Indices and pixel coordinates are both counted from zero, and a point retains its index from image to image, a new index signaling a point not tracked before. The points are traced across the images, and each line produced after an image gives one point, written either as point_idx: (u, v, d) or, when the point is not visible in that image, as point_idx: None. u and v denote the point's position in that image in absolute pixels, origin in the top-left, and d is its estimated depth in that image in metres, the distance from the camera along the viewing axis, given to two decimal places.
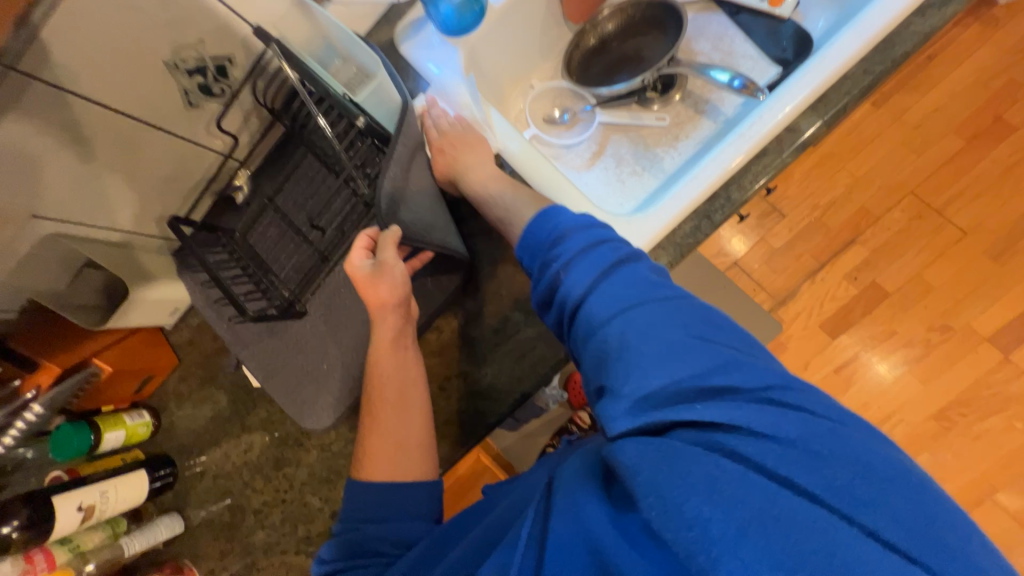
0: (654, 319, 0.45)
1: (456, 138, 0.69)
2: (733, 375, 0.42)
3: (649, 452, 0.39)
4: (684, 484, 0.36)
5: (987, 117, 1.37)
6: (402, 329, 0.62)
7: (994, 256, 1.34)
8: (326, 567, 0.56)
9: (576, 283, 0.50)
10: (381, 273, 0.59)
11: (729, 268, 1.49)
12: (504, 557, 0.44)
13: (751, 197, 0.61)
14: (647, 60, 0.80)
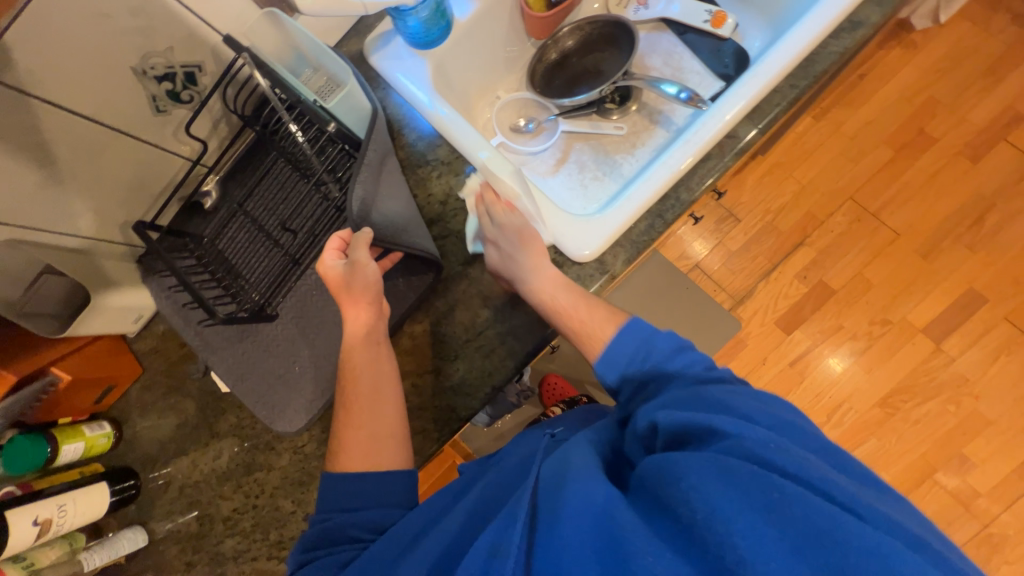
0: (725, 392, 0.51)
1: (512, 232, 0.66)
2: (785, 429, 0.47)
3: (701, 465, 0.42)
4: (737, 497, 0.39)
5: (912, 129, 1.52)
6: (375, 326, 0.64)
7: (924, 255, 1.47)
8: (302, 557, 0.57)
9: (647, 370, 0.58)
10: (353, 273, 0.61)
11: (690, 270, 1.57)
12: (495, 535, 0.47)
13: (699, 198, 0.66)
14: (605, 73, 0.86)
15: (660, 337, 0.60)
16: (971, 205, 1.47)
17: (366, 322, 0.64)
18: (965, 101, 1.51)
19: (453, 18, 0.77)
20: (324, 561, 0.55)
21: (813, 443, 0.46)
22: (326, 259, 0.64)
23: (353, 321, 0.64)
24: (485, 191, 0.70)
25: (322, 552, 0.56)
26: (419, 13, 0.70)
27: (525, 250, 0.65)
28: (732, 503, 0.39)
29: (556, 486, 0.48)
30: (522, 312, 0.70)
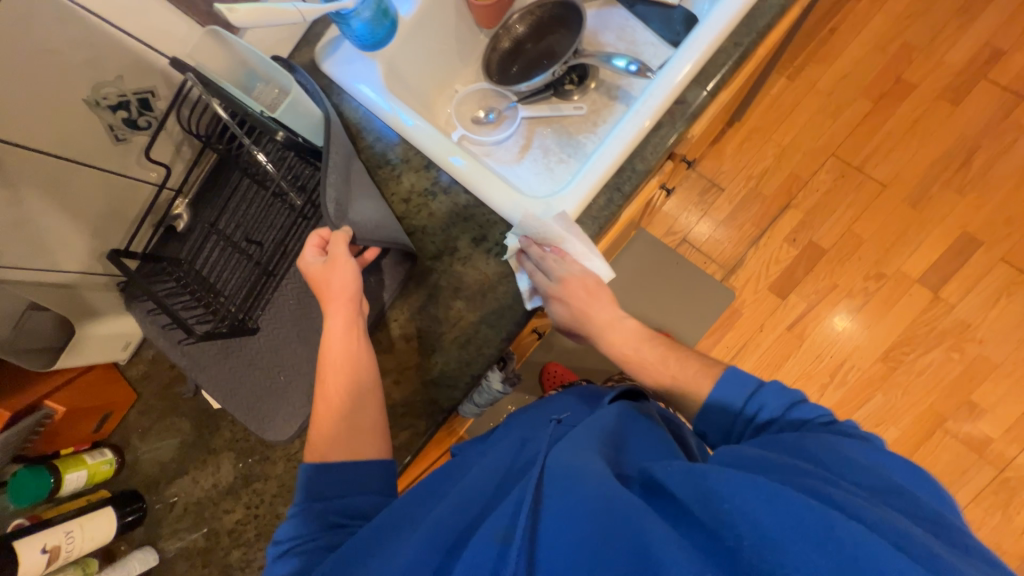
0: (826, 443, 0.47)
1: (572, 288, 0.65)
2: (881, 491, 0.42)
3: (746, 484, 0.40)
4: (791, 526, 0.37)
5: (889, 78, 1.49)
6: (352, 325, 0.65)
7: (913, 203, 1.45)
8: (286, 544, 0.54)
9: (752, 428, 0.55)
10: (325, 273, 0.63)
11: (679, 245, 1.56)
12: (504, 524, 0.47)
13: (655, 167, 0.66)
14: (559, 53, 0.86)
15: (767, 386, 0.55)
16: (957, 148, 1.44)
17: (341, 323, 0.64)
18: (940, 43, 1.47)
19: (398, 16, 0.77)
20: (311, 548, 0.53)
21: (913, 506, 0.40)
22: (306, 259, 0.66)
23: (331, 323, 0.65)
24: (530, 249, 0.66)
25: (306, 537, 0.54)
26: (362, 15, 0.70)
27: (596, 305, 0.67)
28: (775, 524, 0.37)
29: (571, 478, 0.47)
30: (494, 300, 0.70)
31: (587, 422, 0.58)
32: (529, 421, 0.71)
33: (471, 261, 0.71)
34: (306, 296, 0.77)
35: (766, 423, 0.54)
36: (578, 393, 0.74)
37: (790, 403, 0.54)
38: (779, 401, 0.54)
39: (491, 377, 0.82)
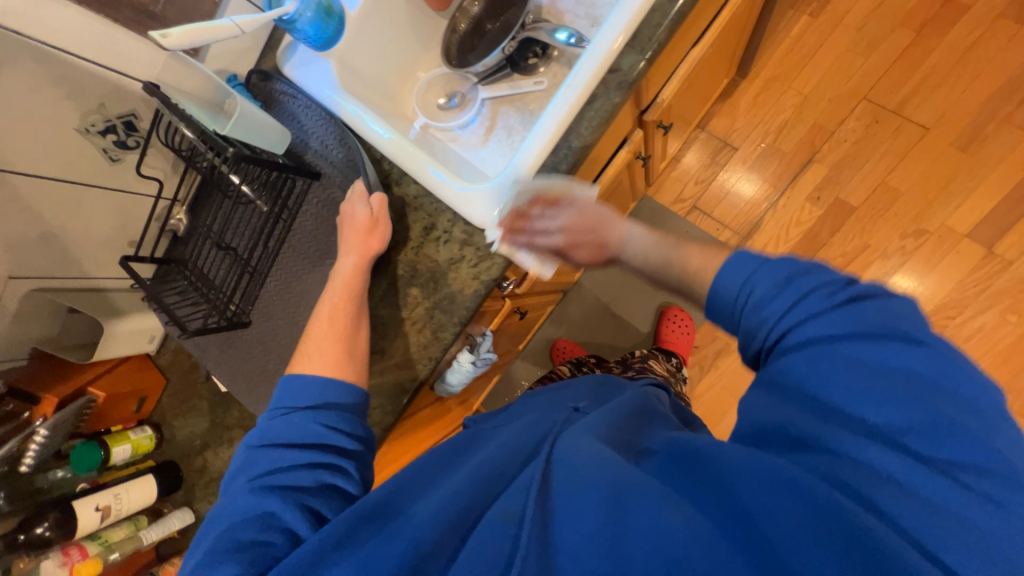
0: (877, 370, 0.41)
1: (576, 229, 0.64)
2: (931, 441, 0.38)
3: (768, 490, 0.40)
4: (805, 520, 0.37)
5: (935, 1, 1.28)
6: (361, 267, 0.71)
7: (962, 147, 1.27)
8: (343, 441, 0.62)
9: (769, 307, 0.48)
10: (372, 215, 0.71)
11: (689, 212, 1.48)
12: (512, 504, 0.49)
13: (591, 142, 0.65)
14: (512, 24, 0.84)
15: (769, 265, 0.49)
16: (1022, 76, 1.22)
17: (352, 263, 0.71)
18: None
19: (345, 12, 0.79)
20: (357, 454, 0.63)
21: (987, 461, 0.36)
22: (353, 200, 0.72)
23: (342, 262, 0.71)
24: (523, 203, 0.66)
25: (283, 468, 0.60)
26: (305, 15, 0.72)
27: (606, 224, 0.63)
28: (804, 535, 0.37)
29: (580, 464, 0.48)
30: (445, 286, 0.73)
31: (599, 412, 0.60)
32: (549, 398, 0.74)
33: (423, 250, 0.74)
34: (286, 293, 0.82)
35: (765, 301, 0.48)
36: (596, 383, 0.78)
37: (796, 286, 0.47)
38: (776, 279, 0.48)
39: (462, 357, 0.85)
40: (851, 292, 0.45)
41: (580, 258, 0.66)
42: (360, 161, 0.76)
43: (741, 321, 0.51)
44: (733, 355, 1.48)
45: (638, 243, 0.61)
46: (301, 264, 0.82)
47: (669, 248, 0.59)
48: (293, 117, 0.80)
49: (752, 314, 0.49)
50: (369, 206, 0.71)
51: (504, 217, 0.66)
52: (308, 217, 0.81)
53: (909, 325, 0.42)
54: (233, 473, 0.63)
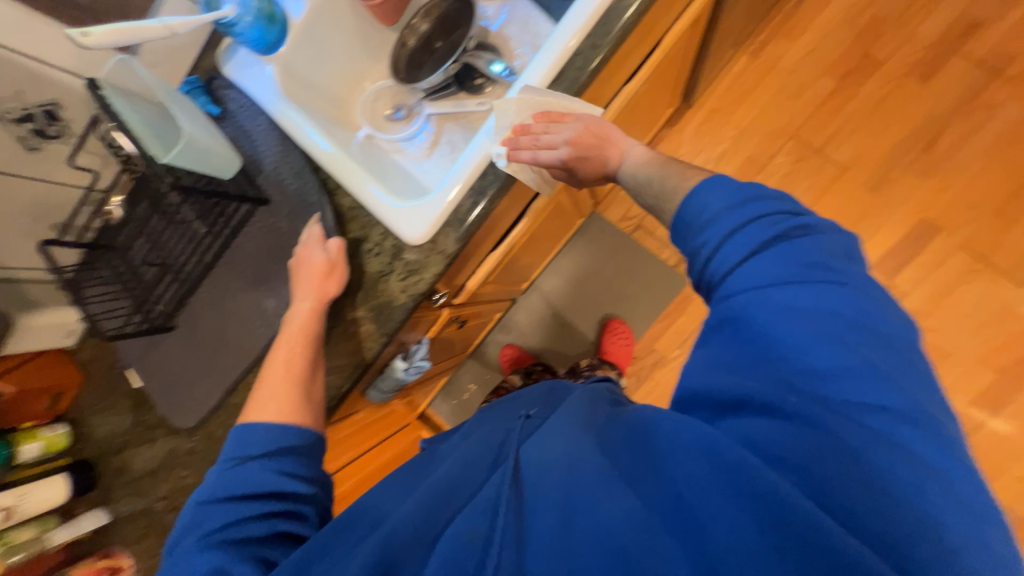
0: (802, 314, 0.46)
1: (582, 142, 0.68)
2: (841, 384, 0.43)
3: (700, 467, 0.44)
4: (732, 502, 0.41)
5: (857, 54, 1.41)
6: (318, 309, 0.70)
7: (873, 187, 1.40)
8: (297, 489, 0.60)
9: (719, 231, 0.53)
10: (331, 261, 0.71)
11: (634, 230, 1.60)
12: (477, 522, 0.50)
13: (516, 169, 0.70)
14: (460, 42, 0.87)
15: (727, 202, 0.53)
16: (923, 128, 1.37)
17: (309, 306, 0.69)
18: (914, 14, 1.38)
19: (289, 19, 0.79)
20: (312, 499, 0.62)
21: (883, 399, 0.43)
22: (309, 245, 0.72)
23: (298, 305, 0.70)
24: (528, 121, 0.69)
25: (236, 521, 0.57)
26: (245, 19, 0.73)
27: (610, 137, 0.68)
28: (726, 506, 0.41)
29: (539, 467, 0.52)
30: (382, 296, 0.74)
31: (562, 410, 0.58)
32: (503, 410, 0.66)
33: (361, 259, 0.75)
34: (216, 303, 0.81)
35: (709, 221, 0.54)
36: (548, 385, 0.69)
37: (745, 208, 0.52)
38: (730, 200, 0.53)
39: (396, 364, 0.87)
40: (791, 222, 0.50)
41: (586, 171, 0.70)
42: (310, 197, 0.77)
43: (697, 265, 0.56)
44: (668, 367, 1.57)
45: (634, 161, 0.66)
46: (237, 284, 0.80)
47: (653, 168, 0.63)
48: (247, 135, 0.80)
49: (696, 236, 0.55)
50: (327, 251, 0.71)
51: (508, 137, 0.70)
52: (250, 239, 0.79)
53: (833, 266, 0.48)
54: (180, 531, 0.59)
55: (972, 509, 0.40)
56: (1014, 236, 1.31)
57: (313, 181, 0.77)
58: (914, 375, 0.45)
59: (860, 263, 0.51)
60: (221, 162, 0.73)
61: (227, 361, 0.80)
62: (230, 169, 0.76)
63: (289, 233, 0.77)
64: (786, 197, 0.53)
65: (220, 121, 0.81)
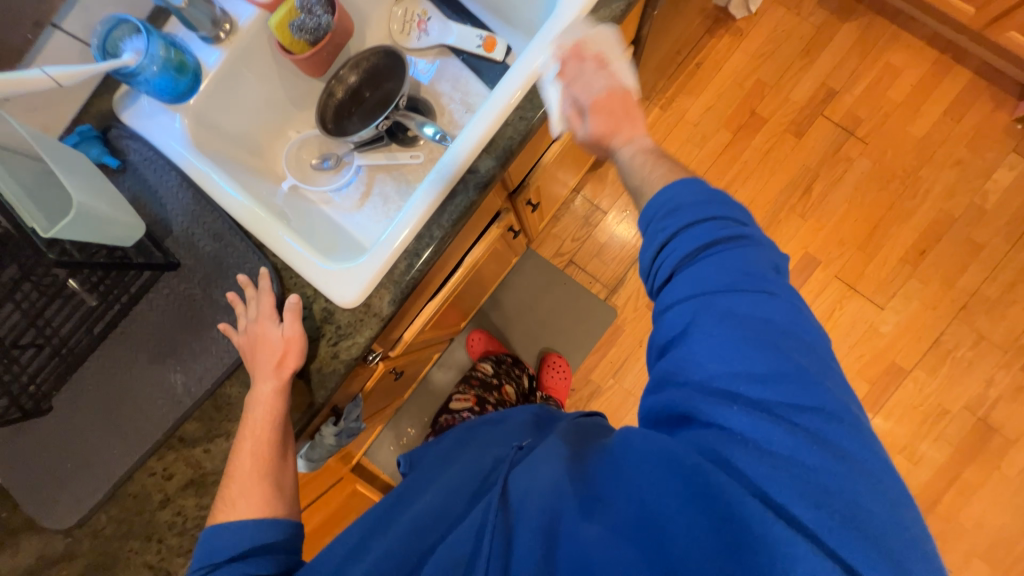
0: (744, 322, 0.50)
1: (606, 102, 0.62)
2: (780, 389, 0.48)
3: (662, 475, 0.49)
4: (687, 505, 0.46)
5: (746, 111, 1.63)
6: (283, 389, 0.64)
7: (767, 227, 1.61)
8: None
9: (670, 227, 0.55)
10: (287, 345, 0.65)
11: (567, 266, 1.67)
12: (465, 547, 0.53)
13: (451, 234, 0.68)
14: (392, 98, 0.87)
15: (681, 203, 0.55)
16: (801, 177, 1.61)
17: (271, 389, 0.64)
18: (787, 81, 1.63)
19: (201, 68, 0.74)
20: None
21: (815, 401, 0.47)
22: (262, 323, 0.66)
23: (260, 388, 0.64)
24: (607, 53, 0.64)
25: None
26: (149, 69, 0.66)
27: (632, 121, 0.62)
28: (683, 510, 0.46)
29: (518, 494, 0.55)
30: (315, 363, 0.69)
31: (547, 442, 0.63)
32: (484, 436, 0.72)
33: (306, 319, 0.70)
34: (108, 381, 0.70)
35: (676, 209, 0.55)
36: (532, 411, 0.76)
37: (701, 212, 0.54)
38: (697, 196, 0.55)
39: (325, 429, 0.82)
40: (736, 230, 0.54)
41: (592, 119, 0.62)
42: (228, 264, 0.72)
43: (652, 270, 0.59)
44: (604, 396, 1.62)
45: (632, 152, 0.61)
46: (135, 358, 0.70)
47: (644, 160, 0.60)
48: (152, 191, 0.73)
49: (661, 220, 0.56)
50: (283, 328, 0.66)
51: (567, 50, 0.65)
52: (154, 308, 0.71)
53: (769, 277, 0.53)
54: None
55: (891, 496, 0.44)
56: (874, 267, 1.57)
57: (236, 245, 0.72)
58: (836, 379, 0.50)
59: (787, 274, 0.56)
60: (122, 228, 0.64)
61: (121, 447, 0.70)
62: (133, 236, 0.67)
63: (202, 300, 0.71)
64: (737, 206, 0.57)
65: (119, 174, 0.74)
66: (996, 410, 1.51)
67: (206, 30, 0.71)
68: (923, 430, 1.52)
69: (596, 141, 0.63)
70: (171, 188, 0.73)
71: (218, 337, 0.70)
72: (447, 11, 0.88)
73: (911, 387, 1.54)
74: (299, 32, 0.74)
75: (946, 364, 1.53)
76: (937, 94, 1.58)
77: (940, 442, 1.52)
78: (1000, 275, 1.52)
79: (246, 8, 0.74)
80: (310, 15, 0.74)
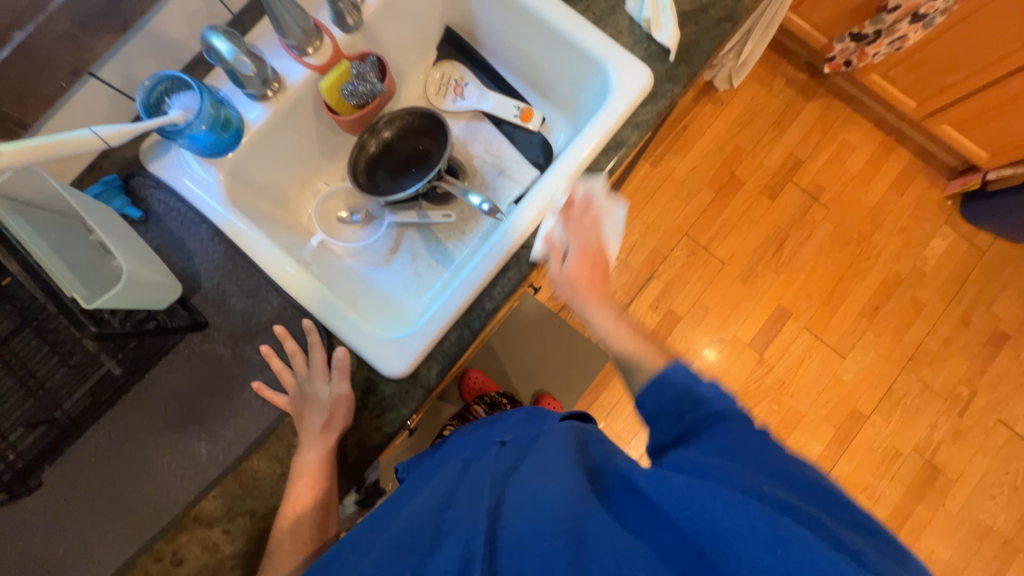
0: (756, 439, 0.46)
1: (589, 264, 0.65)
2: (818, 490, 0.43)
3: (707, 496, 0.40)
4: (749, 531, 0.37)
5: (726, 174, 1.78)
6: (328, 458, 0.62)
7: (745, 279, 1.74)
8: None
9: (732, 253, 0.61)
10: (334, 406, 0.63)
11: (561, 309, 1.72)
12: (462, 545, 0.43)
13: (501, 305, 0.70)
14: (430, 160, 0.86)
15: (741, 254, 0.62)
16: (774, 235, 1.76)
17: (317, 458, 0.62)
18: (761, 148, 1.80)
19: (243, 123, 0.72)
20: None
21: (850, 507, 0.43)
22: (312, 381, 0.65)
23: (304, 455, 0.62)
24: (596, 200, 0.67)
25: None
26: (197, 127, 0.64)
27: (607, 281, 0.66)
28: (752, 543, 0.37)
29: (531, 493, 0.45)
30: (354, 432, 0.67)
31: (545, 435, 0.53)
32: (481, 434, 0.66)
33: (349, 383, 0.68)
34: (115, 454, 0.64)
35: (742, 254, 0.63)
36: (526, 410, 0.68)
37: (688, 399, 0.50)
38: None
39: (346, 499, 0.72)
40: None
41: (569, 273, 0.64)
42: (260, 321, 0.68)
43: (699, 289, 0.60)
44: None
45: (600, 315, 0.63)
46: (150, 426, 0.65)
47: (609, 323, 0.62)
48: (179, 245, 0.69)
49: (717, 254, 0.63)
50: (332, 385, 0.64)
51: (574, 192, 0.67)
52: (174, 371, 0.66)
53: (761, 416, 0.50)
54: None
55: None
56: (837, 319, 1.73)
57: (271, 301, 0.69)
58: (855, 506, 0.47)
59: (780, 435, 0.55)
60: (162, 288, 0.62)
61: (129, 525, 0.63)
62: (171, 295, 0.65)
63: (231, 361, 0.67)
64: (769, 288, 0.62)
65: (142, 225, 0.69)
66: (940, 452, 1.68)
67: (254, 88, 0.70)
68: (881, 471, 1.67)
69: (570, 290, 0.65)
70: (201, 240, 0.70)
71: (251, 400, 0.66)
72: (485, 79, 0.91)
73: (869, 430, 1.68)
74: (349, 96, 0.76)
75: (897, 410, 1.69)
76: (884, 170, 1.80)
77: (895, 482, 1.66)
78: (939, 331, 1.73)
79: (296, 68, 0.73)
80: (364, 81, 0.75)
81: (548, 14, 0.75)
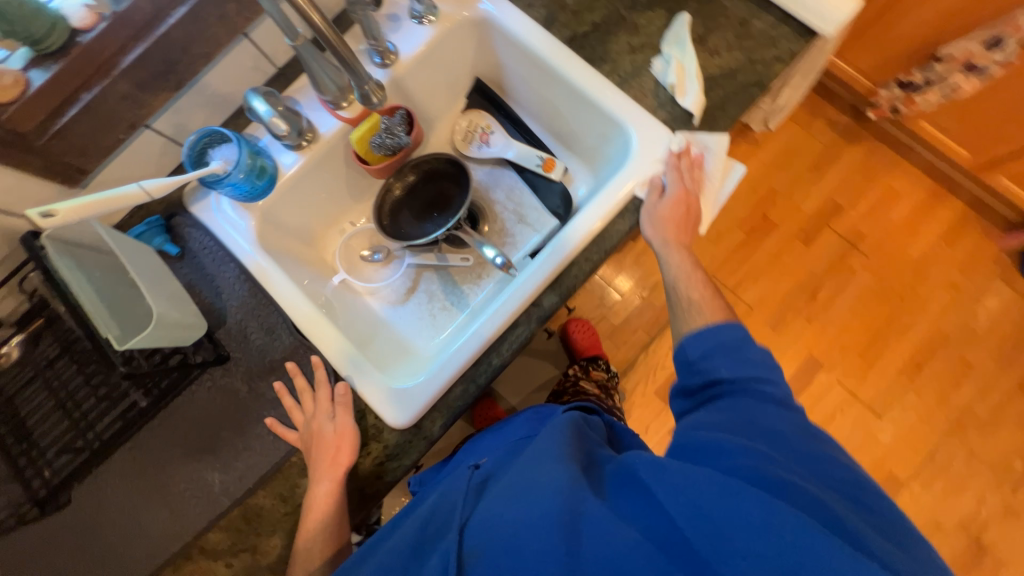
0: (766, 421, 0.49)
1: (687, 207, 0.70)
2: (810, 464, 0.46)
3: (706, 483, 0.42)
4: (738, 512, 0.40)
5: (758, 216, 1.73)
6: (338, 491, 0.64)
7: (774, 326, 1.67)
8: None
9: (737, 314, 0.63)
10: (339, 441, 0.64)
11: None
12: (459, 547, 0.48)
13: (508, 361, 0.70)
14: (452, 205, 0.89)
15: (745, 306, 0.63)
16: (808, 282, 1.69)
17: (327, 491, 0.63)
18: (797, 190, 1.74)
19: (277, 169, 0.76)
20: None
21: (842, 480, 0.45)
22: (317, 419, 0.66)
23: (314, 488, 0.64)
24: (707, 160, 0.73)
25: None
26: (235, 176, 0.69)
27: (691, 230, 0.70)
28: (740, 521, 0.39)
29: (529, 483, 0.49)
30: (359, 472, 0.68)
31: (547, 431, 0.56)
32: (492, 440, 0.74)
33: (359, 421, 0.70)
34: (137, 480, 0.67)
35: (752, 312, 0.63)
36: (533, 410, 0.75)
37: (728, 354, 0.56)
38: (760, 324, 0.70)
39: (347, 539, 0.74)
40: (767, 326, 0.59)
41: (661, 212, 0.69)
42: (273, 358, 0.71)
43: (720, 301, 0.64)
44: None
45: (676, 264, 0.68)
46: (174, 453, 0.68)
47: (682, 272, 0.67)
48: (210, 281, 0.74)
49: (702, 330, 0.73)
50: (335, 422, 0.66)
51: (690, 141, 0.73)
52: (196, 403, 0.69)
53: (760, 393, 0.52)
54: None
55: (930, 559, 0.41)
56: (874, 374, 1.63)
57: (284, 338, 0.72)
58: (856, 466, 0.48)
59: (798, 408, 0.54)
60: (189, 327, 0.66)
61: (139, 550, 0.66)
62: (197, 333, 0.68)
63: (247, 396, 0.70)
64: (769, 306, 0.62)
65: (177, 261, 0.74)
66: (988, 530, 1.53)
67: (289, 139, 0.74)
68: None
69: (663, 220, 0.69)
70: (232, 276, 0.74)
71: (263, 435, 0.69)
72: (511, 128, 0.92)
73: (907, 499, 1.56)
74: (377, 147, 0.80)
75: (940, 479, 1.56)
76: (931, 220, 1.70)
77: None
78: (990, 397, 1.60)
79: (328, 120, 0.77)
80: (391, 134, 0.79)
81: (572, 74, 0.76)
